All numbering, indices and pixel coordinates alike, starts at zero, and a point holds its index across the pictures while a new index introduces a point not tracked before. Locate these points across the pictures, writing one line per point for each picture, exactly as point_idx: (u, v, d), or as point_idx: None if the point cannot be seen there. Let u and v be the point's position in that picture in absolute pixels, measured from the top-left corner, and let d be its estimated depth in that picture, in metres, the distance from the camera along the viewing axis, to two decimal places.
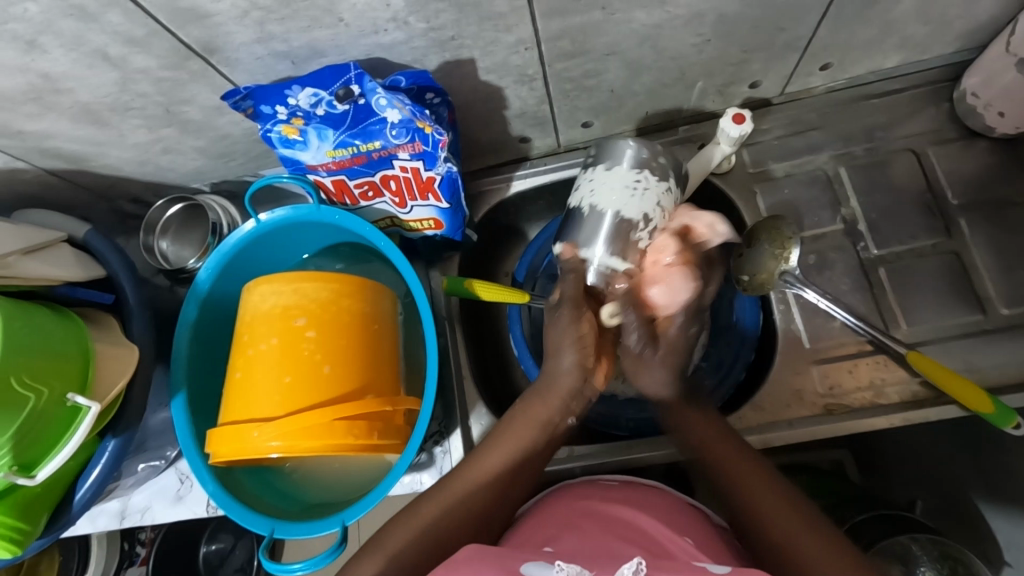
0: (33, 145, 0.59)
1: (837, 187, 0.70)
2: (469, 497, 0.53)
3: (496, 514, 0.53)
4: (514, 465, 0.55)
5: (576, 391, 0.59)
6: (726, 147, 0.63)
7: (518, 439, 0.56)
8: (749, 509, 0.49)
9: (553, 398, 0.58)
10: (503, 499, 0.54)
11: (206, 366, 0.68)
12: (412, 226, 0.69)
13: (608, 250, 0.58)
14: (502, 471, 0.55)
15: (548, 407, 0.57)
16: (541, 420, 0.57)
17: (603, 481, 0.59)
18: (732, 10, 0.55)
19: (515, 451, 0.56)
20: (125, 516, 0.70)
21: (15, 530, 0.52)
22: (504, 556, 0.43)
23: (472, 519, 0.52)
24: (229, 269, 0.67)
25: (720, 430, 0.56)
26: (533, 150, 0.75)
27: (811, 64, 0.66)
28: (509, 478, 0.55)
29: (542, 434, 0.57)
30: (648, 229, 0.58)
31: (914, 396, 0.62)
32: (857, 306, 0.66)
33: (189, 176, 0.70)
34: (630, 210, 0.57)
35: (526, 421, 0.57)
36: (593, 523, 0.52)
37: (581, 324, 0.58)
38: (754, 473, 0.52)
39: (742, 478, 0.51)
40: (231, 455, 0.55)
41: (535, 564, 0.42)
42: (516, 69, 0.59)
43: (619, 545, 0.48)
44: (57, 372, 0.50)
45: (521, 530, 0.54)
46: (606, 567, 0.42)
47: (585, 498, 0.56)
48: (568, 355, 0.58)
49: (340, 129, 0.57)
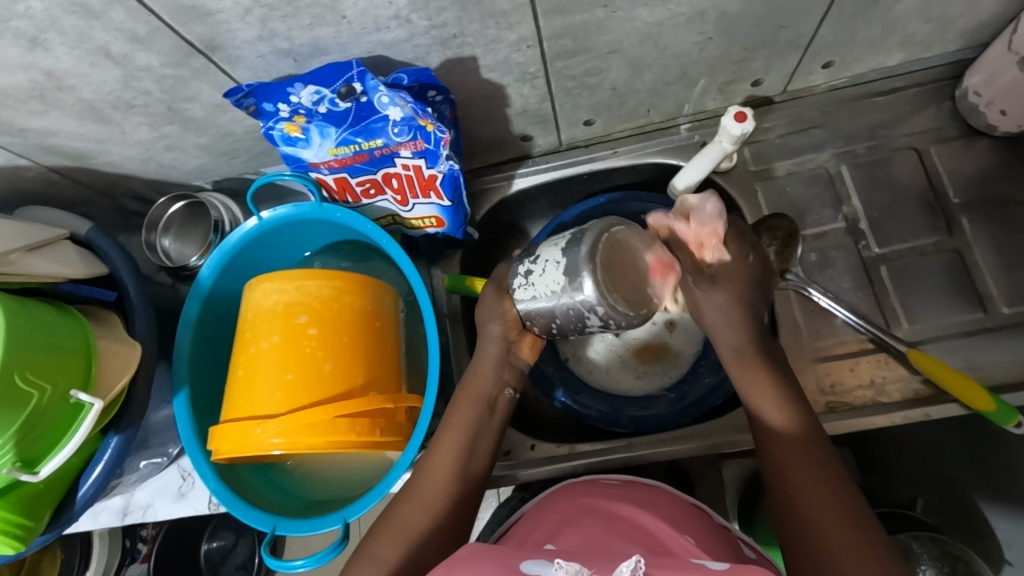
0: (36, 143, 0.59)
1: (838, 185, 0.70)
2: (444, 485, 0.53)
3: (463, 508, 0.53)
4: (467, 446, 0.55)
5: (504, 355, 0.59)
6: (729, 145, 0.64)
7: (467, 418, 0.57)
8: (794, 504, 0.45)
9: (486, 373, 0.59)
10: (471, 489, 0.55)
11: (207, 363, 0.67)
12: (414, 224, 0.69)
13: (518, 296, 0.56)
14: (463, 453, 0.55)
15: (479, 380, 0.58)
16: (477, 394, 0.58)
17: (604, 480, 0.59)
18: (735, 8, 0.55)
19: (467, 430, 0.56)
20: (127, 513, 0.70)
21: (18, 526, 0.52)
22: (503, 556, 0.42)
23: (454, 508, 0.53)
24: (231, 266, 0.67)
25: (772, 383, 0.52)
26: (535, 148, 0.75)
27: (813, 63, 0.66)
28: (467, 459, 0.55)
29: (490, 409, 0.58)
30: (535, 261, 0.54)
31: (915, 394, 0.62)
32: (858, 304, 0.66)
33: (192, 174, 0.70)
34: (549, 254, 0.53)
35: (468, 397, 0.58)
36: (597, 520, 0.52)
37: (503, 302, 0.58)
38: (796, 436, 0.49)
39: (785, 440, 0.49)
40: (234, 452, 0.55)
41: (534, 561, 0.41)
42: (519, 66, 0.59)
43: (620, 541, 0.48)
44: (60, 369, 0.50)
45: (524, 534, 0.53)
46: (607, 564, 0.41)
47: (588, 495, 0.56)
48: (493, 327, 0.59)
49: (342, 127, 0.56)
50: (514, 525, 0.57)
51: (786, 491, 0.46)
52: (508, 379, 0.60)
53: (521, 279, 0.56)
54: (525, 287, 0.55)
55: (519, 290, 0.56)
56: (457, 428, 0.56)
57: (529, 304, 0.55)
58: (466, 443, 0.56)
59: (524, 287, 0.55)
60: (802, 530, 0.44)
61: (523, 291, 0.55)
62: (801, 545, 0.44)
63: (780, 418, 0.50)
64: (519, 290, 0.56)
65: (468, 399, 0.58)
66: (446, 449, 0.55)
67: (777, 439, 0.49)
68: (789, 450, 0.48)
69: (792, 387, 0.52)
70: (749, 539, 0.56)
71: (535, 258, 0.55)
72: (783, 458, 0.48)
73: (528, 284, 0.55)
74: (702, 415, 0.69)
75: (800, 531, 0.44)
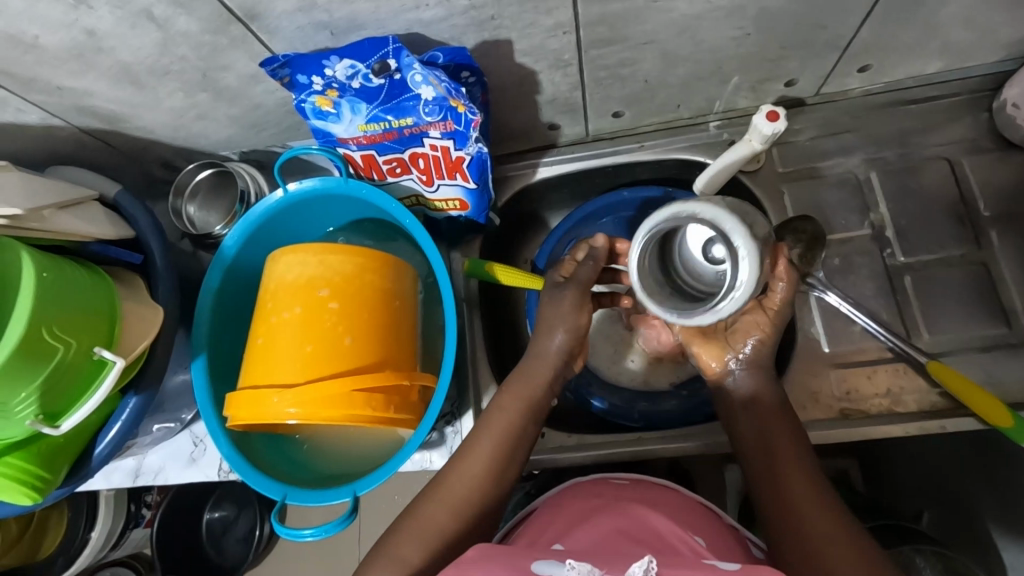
0: (72, 103, 0.60)
1: (866, 192, 0.69)
2: (477, 488, 0.53)
3: (491, 504, 0.53)
4: (503, 451, 0.55)
5: (561, 371, 0.60)
6: (757, 143, 0.62)
7: (513, 421, 0.57)
8: (789, 514, 0.47)
9: (536, 380, 0.59)
10: (498, 487, 0.54)
11: (227, 331, 0.68)
12: (438, 206, 0.69)
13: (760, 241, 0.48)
14: (505, 448, 0.55)
15: (535, 386, 0.59)
16: (528, 398, 0.58)
17: (614, 480, 0.59)
18: (776, 4, 0.55)
19: (510, 430, 0.56)
20: (139, 475, 0.71)
21: (36, 477, 0.53)
22: (513, 556, 0.43)
23: (484, 510, 0.53)
24: (255, 236, 0.67)
25: (778, 402, 0.55)
26: (561, 137, 0.75)
27: (850, 65, 0.65)
28: (502, 463, 0.55)
29: (530, 417, 0.57)
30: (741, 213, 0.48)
31: (932, 406, 0.62)
32: (879, 312, 0.65)
33: (220, 144, 0.71)
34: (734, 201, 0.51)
35: (514, 397, 0.58)
36: (607, 517, 0.52)
37: (581, 315, 0.59)
38: (789, 450, 0.51)
39: (780, 451, 0.51)
40: (251, 419, 0.56)
41: (544, 561, 0.42)
42: (553, 53, 0.59)
43: (628, 544, 0.48)
44: (85, 327, 0.51)
45: (539, 531, 0.54)
46: (619, 563, 0.42)
47: (599, 496, 0.56)
48: (559, 334, 0.59)
49: (373, 103, 0.57)
50: (527, 520, 0.58)
51: (786, 502, 0.48)
52: (554, 391, 0.60)
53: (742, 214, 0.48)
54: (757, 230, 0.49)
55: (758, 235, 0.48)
56: (495, 433, 0.56)
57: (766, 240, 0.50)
58: (505, 449, 0.55)
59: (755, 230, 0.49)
60: (796, 536, 0.46)
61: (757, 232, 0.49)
62: (799, 553, 0.45)
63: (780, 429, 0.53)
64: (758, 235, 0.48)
65: (512, 403, 0.57)
66: (481, 454, 0.55)
67: (775, 447, 0.52)
68: (784, 460, 0.51)
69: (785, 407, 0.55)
70: (758, 540, 0.56)
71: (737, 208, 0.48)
72: (777, 469, 0.50)
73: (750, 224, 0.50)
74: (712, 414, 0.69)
75: (794, 538, 0.46)
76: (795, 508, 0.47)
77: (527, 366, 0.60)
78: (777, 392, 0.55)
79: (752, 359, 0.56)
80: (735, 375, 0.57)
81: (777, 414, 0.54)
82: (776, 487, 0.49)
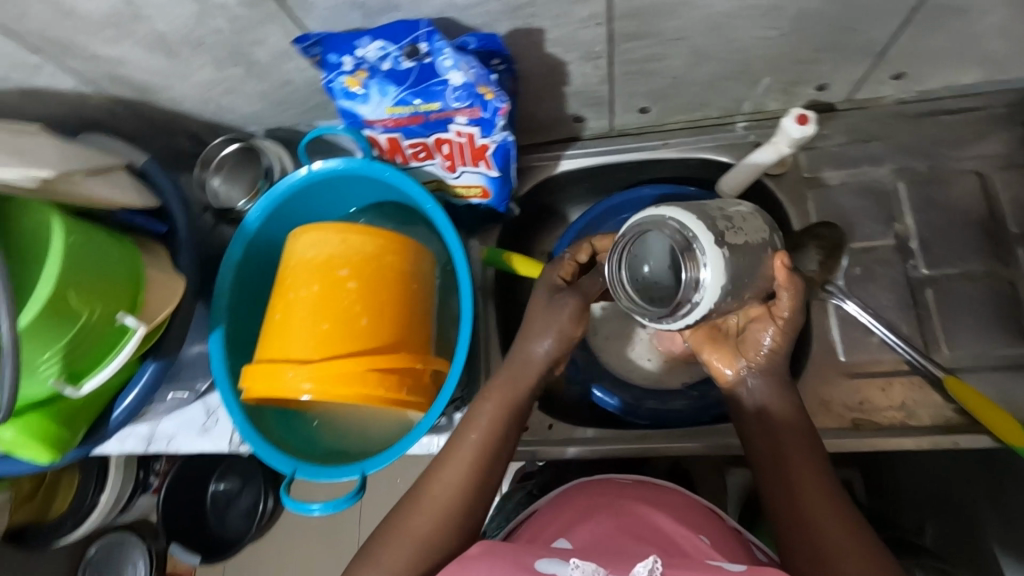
0: (105, 71, 0.60)
1: (893, 201, 0.68)
2: (461, 493, 0.53)
3: (477, 510, 0.53)
4: (485, 456, 0.54)
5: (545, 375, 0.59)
6: (784, 147, 0.62)
7: (497, 424, 0.56)
8: (803, 520, 0.48)
9: (522, 382, 0.58)
10: (483, 493, 0.54)
11: (247, 305, 0.69)
12: (459, 192, 0.69)
13: (730, 240, 0.50)
14: (488, 452, 0.55)
15: (519, 389, 0.57)
16: (512, 401, 0.57)
17: (617, 480, 0.59)
18: (814, 6, 0.54)
19: (495, 433, 0.55)
20: (151, 441, 0.72)
21: (59, 437, 0.54)
22: (516, 552, 0.43)
23: (472, 515, 0.53)
24: (278, 212, 0.68)
25: (793, 417, 0.53)
26: (585, 130, 0.75)
27: (884, 71, 0.64)
28: (487, 466, 0.54)
29: (512, 419, 0.56)
30: (717, 220, 0.52)
31: (947, 422, 0.61)
32: (898, 323, 0.65)
33: (247, 120, 0.71)
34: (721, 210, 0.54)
35: (497, 394, 0.57)
36: (609, 517, 0.52)
37: (575, 326, 0.58)
38: (803, 462, 0.51)
39: (792, 462, 0.51)
40: (266, 391, 0.56)
41: (548, 559, 0.42)
42: (584, 44, 0.58)
43: (633, 543, 0.48)
44: (109, 293, 0.51)
45: (543, 530, 0.54)
46: (622, 563, 0.42)
47: (602, 496, 0.56)
48: (545, 341, 0.58)
49: (402, 86, 0.57)
50: (528, 521, 0.58)
51: (799, 509, 0.48)
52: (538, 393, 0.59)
53: (725, 220, 0.52)
54: (732, 232, 0.51)
55: (727, 237, 0.50)
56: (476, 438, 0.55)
57: (744, 241, 0.52)
58: (484, 458, 0.54)
59: (731, 231, 0.51)
60: (810, 542, 0.47)
61: (733, 233, 0.51)
62: (812, 559, 0.46)
63: (794, 439, 0.52)
64: (727, 236, 0.50)
65: (503, 400, 0.57)
66: (463, 458, 0.54)
67: (789, 455, 0.51)
68: (796, 469, 0.50)
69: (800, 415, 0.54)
70: (762, 545, 0.56)
71: (714, 216, 0.52)
72: (789, 478, 0.50)
73: (733, 227, 0.52)
74: (722, 416, 0.68)
75: (808, 546, 0.47)
76: (809, 515, 0.48)
77: (511, 366, 0.58)
78: (791, 402, 0.53)
79: (764, 366, 0.55)
80: (750, 385, 0.55)
81: (788, 425, 0.53)
82: (791, 494, 0.50)
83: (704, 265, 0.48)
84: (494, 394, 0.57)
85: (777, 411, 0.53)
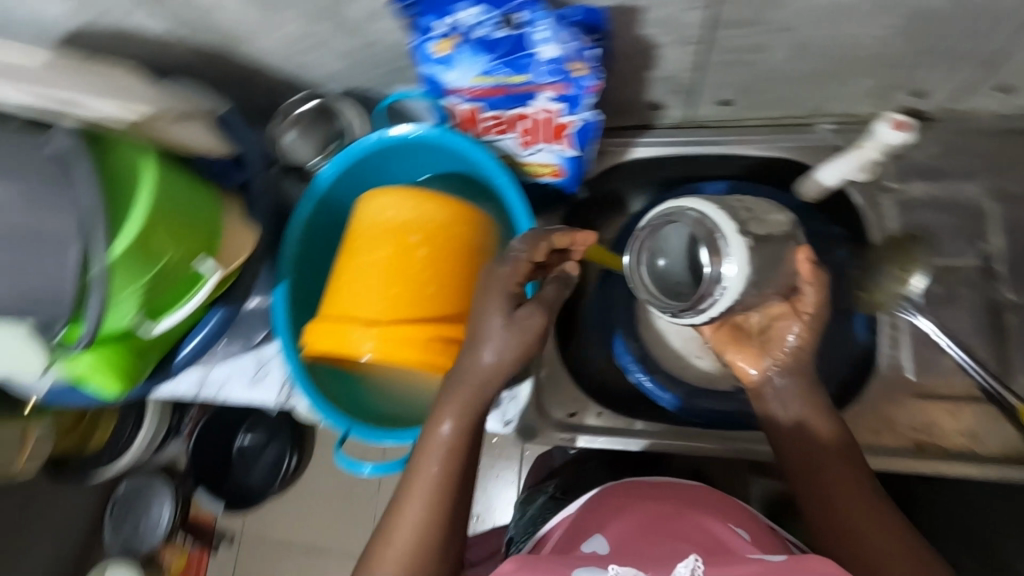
0: (196, 18, 0.61)
1: (982, 220, 0.65)
2: (424, 530, 0.49)
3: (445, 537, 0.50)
4: (443, 482, 0.50)
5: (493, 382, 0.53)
6: (872, 151, 0.59)
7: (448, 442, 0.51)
8: (847, 525, 0.48)
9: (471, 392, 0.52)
10: (448, 522, 0.50)
11: (312, 261, 0.70)
12: (530, 168, 0.69)
13: (752, 229, 0.51)
14: (444, 473, 0.50)
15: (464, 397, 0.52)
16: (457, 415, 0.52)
17: (645, 482, 0.59)
18: (935, 5, 0.51)
19: (450, 452, 0.51)
20: (202, 387, 0.73)
21: (132, 370, 0.56)
22: (548, 562, 0.42)
23: (444, 536, 0.49)
24: (350, 172, 0.68)
25: (833, 433, 0.52)
26: (663, 118, 0.73)
27: (992, 82, 0.61)
28: (443, 494, 0.50)
29: (460, 434, 0.51)
30: (736, 211, 0.53)
31: (1018, 452, 0.59)
32: (974, 347, 0.62)
33: (325, 78, 0.71)
34: (740, 202, 0.55)
35: (448, 407, 0.52)
36: (633, 527, 0.51)
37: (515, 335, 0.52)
38: (842, 470, 0.51)
39: (832, 472, 0.51)
40: (331, 348, 0.57)
41: (586, 568, 0.41)
42: (683, 28, 0.56)
43: (668, 546, 0.47)
44: (192, 236, 0.52)
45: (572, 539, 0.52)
46: (662, 563, 0.41)
47: (625, 503, 0.55)
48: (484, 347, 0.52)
49: (492, 55, 0.55)
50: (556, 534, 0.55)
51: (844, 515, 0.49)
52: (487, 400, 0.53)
53: (746, 212, 0.53)
54: (752, 221, 0.53)
55: (748, 226, 0.51)
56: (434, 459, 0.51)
57: (765, 232, 0.53)
58: (441, 486, 0.50)
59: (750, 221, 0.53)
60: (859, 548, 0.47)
61: (755, 223, 0.53)
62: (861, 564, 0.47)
63: (834, 448, 0.52)
64: (749, 226, 0.51)
65: (450, 416, 0.52)
66: (422, 490, 0.50)
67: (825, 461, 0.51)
68: (836, 475, 0.51)
69: (837, 423, 0.53)
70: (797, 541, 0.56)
71: (733, 207, 0.53)
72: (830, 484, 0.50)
73: (750, 216, 0.54)
74: None
75: (857, 552, 0.47)
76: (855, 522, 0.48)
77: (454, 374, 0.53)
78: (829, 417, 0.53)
79: (789, 364, 0.55)
80: (775, 384, 0.55)
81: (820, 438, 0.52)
82: (834, 501, 0.50)
83: (727, 253, 0.48)
84: (444, 412, 0.51)
85: (817, 428, 0.52)
